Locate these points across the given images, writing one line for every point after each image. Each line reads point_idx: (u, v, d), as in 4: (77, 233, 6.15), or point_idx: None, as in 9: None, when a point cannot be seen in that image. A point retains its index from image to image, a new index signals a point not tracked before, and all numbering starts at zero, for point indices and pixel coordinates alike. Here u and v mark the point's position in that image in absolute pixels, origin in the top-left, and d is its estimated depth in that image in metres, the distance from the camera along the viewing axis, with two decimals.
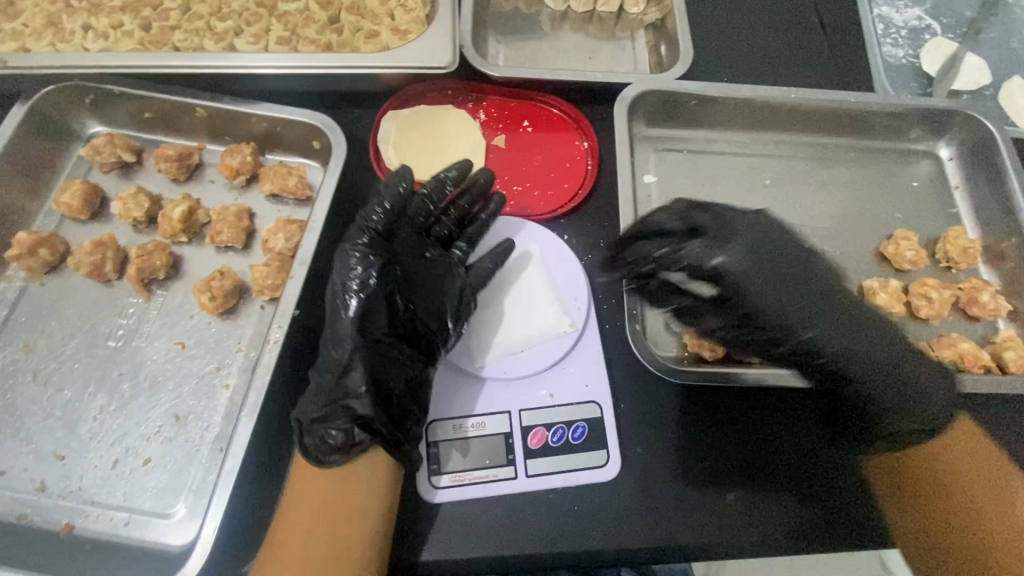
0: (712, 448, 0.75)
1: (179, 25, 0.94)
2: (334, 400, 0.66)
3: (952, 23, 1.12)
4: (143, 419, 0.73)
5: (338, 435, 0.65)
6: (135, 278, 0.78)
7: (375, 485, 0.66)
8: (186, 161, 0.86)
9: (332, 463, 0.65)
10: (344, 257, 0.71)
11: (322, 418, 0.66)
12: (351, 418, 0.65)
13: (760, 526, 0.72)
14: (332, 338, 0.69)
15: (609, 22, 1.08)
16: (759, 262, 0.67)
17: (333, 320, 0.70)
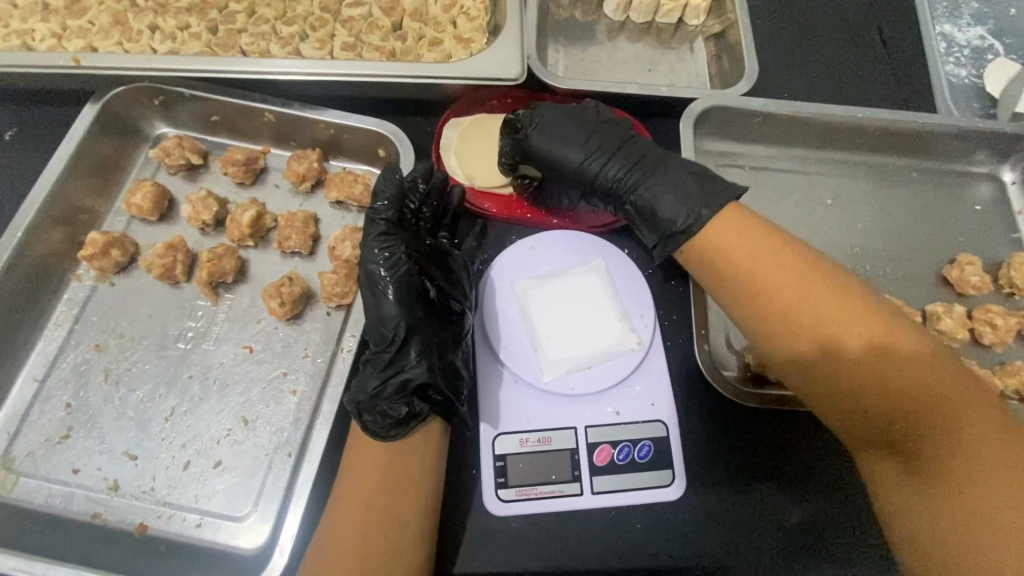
0: (776, 470, 0.75)
1: (245, 29, 0.95)
2: (384, 378, 0.70)
3: (1015, 42, 1.10)
4: (213, 422, 0.74)
5: (397, 407, 0.67)
6: (205, 281, 0.79)
7: (429, 479, 0.67)
8: (253, 165, 0.87)
9: (396, 436, 0.67)
10: (367, 248, 0.74)
11: (374, 394, 0.68)
12: (410, 392, 0.68)
13: (818, 552, 0.72)
14: (375, 318, 0.73)
15: (668, 34, 1.07)
16: (639, 169, 0.77)
17: (377, 303, 0.73)
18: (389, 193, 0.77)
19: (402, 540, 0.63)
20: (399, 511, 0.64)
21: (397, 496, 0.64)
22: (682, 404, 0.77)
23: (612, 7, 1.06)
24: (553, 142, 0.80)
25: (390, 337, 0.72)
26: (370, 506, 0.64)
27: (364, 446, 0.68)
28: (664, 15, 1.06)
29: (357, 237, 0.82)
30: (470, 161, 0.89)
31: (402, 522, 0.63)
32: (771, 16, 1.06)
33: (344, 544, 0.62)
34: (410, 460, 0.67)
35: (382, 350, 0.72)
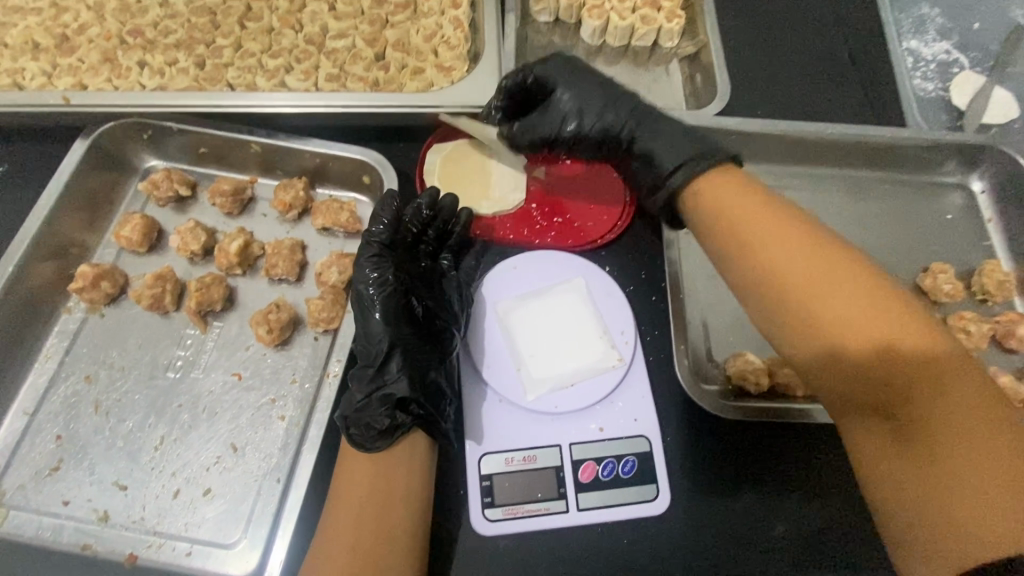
0: (764, 480, 0.76)
1: (232, 63, 0.98)
2: (371, 390, 0.71)
3: (979, 56, 1.14)
4: (202, 449, 0.75)
5: (382, 418, 0.69)
6: (194, 310, 0.80)
7: (415, 491, 0.68)
8: (240, 196, 0.89)
9: (379, 447, 0.68)
10: (362, 269, 0.79)
11: (361, 404, 0.70)
12: (394, 405, 0.70)
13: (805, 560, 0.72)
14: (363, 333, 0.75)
15: (644, 57, 1.11)
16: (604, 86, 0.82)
17: (366, 321, 0.76)
18: (387, 218, 0.81)
19: (391, 553, 0.64)
20: (387, 525, 0.65)
21: (384, 510, 0.65)
22: (666, 418, 0.78)
23: (589, 32, 1.09)
24: (553, 109, 0.82)
25: (377, 351, 0.74)
26: (358, 522, 0.65)
27: (351, 463, 0.69)
28: (639, 38, 1.09)
29: (343, 263, 0.83)
30: (454, 187, 0.92)
31: (389, 535, 0.64)
32: (743, 37, 1.09)
33: (334, 562, 0.63)
34: (396, 474, 0.68)
35: (369, 363, 0.74)
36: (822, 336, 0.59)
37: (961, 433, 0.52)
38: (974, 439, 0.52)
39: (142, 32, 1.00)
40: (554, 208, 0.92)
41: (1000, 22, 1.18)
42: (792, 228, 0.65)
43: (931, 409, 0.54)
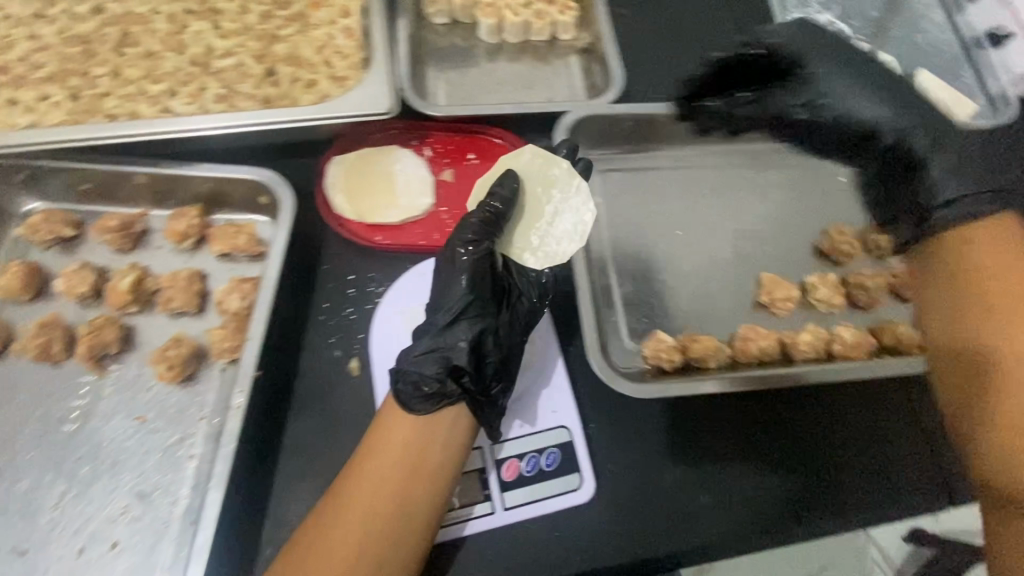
0: (710, 450, 0.78)
1: (111, 92, 0.93)
2: (449, 347, 0.71)
3: (859, 24, 1.20)
4: (106, 501, 0.71)
5: (433, 382, 0.68)
6: (86, 355, 0.76)
7: (448, 467, 0.67)
8: (130, 230, 0.85)
9: (422, 409, 0.68)
10: (457, 239, 0.75)
11: (421, 362, 0.70)
12: (443, 372, 0.69)
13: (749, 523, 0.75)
14: (447, 289, 0.74)
15: (543, 50, 1.11)
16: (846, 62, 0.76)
17: (450, 282, 0.74)
18: (490, 210, 0.76)
19: (407, 526, 0.64)
20: (409, 498, 0.65)
21: (410, 483, 0.65)
22: (586, 407, 0.79)
23: (485, 31, 1.09)
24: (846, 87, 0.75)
25: (486, 315, 0.74)
26: (380, 488, 0.65)
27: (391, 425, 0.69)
28: (536, 33, 1.09)
29: (243, 289, 0.80)
30: (359, 198, 0.90)
31: (409, 509, 0.65)
32: (637, 25, 1.12)
33: (345, 525, 0.64)
34: (435, 445, 0.67)
35: (484, 324, 0.73)
36: (975, 337, 0.55)
37: None
38: None
39: (10, 68, 0.94)
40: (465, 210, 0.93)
41: None
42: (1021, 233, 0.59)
43: None
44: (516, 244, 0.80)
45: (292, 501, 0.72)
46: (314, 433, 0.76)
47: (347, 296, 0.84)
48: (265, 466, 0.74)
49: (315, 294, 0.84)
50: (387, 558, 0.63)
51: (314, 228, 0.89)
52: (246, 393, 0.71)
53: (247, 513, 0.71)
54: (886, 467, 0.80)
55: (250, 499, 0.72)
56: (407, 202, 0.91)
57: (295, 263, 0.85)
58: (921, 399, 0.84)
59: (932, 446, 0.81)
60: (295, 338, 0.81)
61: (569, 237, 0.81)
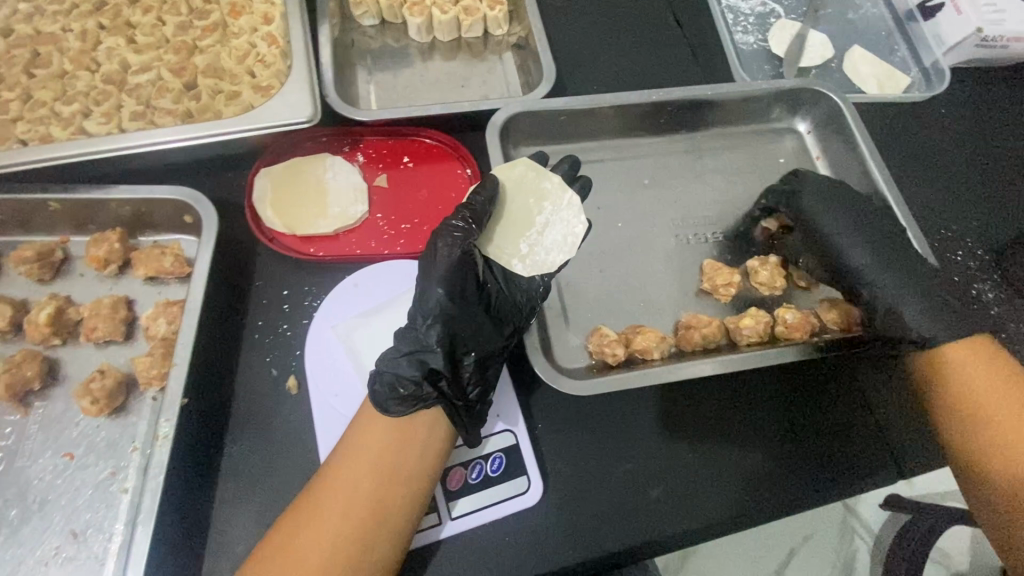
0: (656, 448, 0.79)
1: (21, 116, 0.89)
2: (426, 348, 0.69)
3: (793, 3, 1.20)
4: (37, 544, 0.69)
5: (408, 385, 0.68)
6: (6, 395, 0.73)
7: (426, 467, 0.68)
8: (48, 260, 0.82)
9: (397, 411, 0.68)
10: (440, 236, 0.73)
11: (396, 363, 0.68)
12: (418, 376, 0.68)
13: (703, 516, 0.75)
14: (427, 292, 0.71)
15: (476, 46, 1.09)
16: (833, 205, 0.86)
17: (427, 285, 0.72)
18: (468, 212, 0.75)
19: (385, 525, 0.64)
20: (387, 496, 0.65)
21: (387, 482, 0.66)
22: (530, 407, 0.79)
23: (415, 30, 1.06)
24: (841, 230, 0.84)
25: (464, 319, 0.71)
26: (357, 488, 0.66)
27: (369, 426, 0.70)
28: (467, 30, 1.08)
29: (170, 312, 0.78)
30: (289, 211, 0.87)
31: (387, 507, 0.65)
32: (569, 16, 1.10)
33: (319, 526, 0.64)
34: (411, 445, 0.68)
35: (461, 328, 0.71)
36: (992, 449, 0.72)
37: None
38: None
39: None
40: (401, 215, 0.91)
41: None
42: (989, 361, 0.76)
43: None
44: (501, 249, 0.80)
45: (232, 528, 0.70)
46: (252, 456, 0.74)
47: (282, 312, 0.82)
48: (203, 494, 0.72)
49: (248, 312, 0.82)
50: (361, 559, 0.63)
51: (244, 244, 0.86)
52: (172, 421, 0.68)
53: (185, 544, 0.69)
54: (850, 443, 0.81)
55: (188, 529, 0.70)
56: (339, 210, 0.89)
57: (226, 283, 0.83)
58: (863, 375, 0.85)
59: (876, 420, 0.83)
60: (228, 360, 0.79)
61: (558, 248, 0.80)
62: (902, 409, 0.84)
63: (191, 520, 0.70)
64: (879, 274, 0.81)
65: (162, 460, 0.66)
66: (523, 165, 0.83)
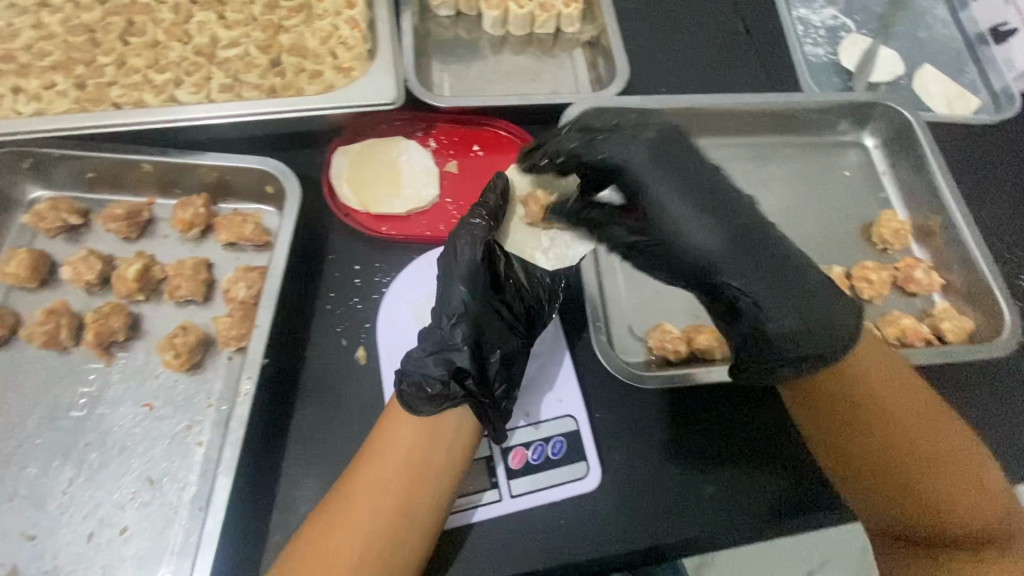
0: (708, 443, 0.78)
1: (116, 81, 0.93)
2: (451, 344, 0.71)
3: (864, 19, 1.20)
4: (115, 487, 0.72)
5: (436, 385, 0.68)
6: (93, 343, 0.76)
7: (454, 466, 0.67)
8: (136, 219, 0.85)
9: (425, 411, 0.68)
10: (457, 239, 0.76)
11: (422, 362, 0.69)
12: (445, 376, 0.69)
13: (747, 516, 0.75)
14: (450, 288, 0.74)
15: (548, 42, 1.11)
16: (897, 145, 1.01)
17: (448, 287, 0.74)
18: (485, 212, 0.79)
19: (413, 524, 0.64)
20: (416, 494, 0.64)
21: (416, 480, 0.65)
22: (590, 395, 0.80)
23: (490, 23, 1.09)
24: (910, 171, 1.00)
25: (487, 313, 0.74)
26: (386, 486, 0.65)
27: (395, 424, 0.69)
28: (541, 26, 1.10)
29: (250, 277, 0.81)
30: (364, 189, 0.90)
31: (416, 506, 0.64)
32: (642, 18, 1.12)
33: (349, 523, 0.63)
34: (439, 443, 0.67)
35: (484, 322, 0.74)
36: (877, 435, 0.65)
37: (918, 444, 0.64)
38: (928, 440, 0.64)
39: (14, 57, 0.94)
40: (470, 202, 0.93)
41: None
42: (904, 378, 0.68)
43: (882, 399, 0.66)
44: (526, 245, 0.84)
45: (299, 488, 0.73)
46: (319, 421, 0.76)
47: (354, 286, 0.85)
48: (273, 454, 0.74)
49: (321, 283, 0.84)
50: (394, 556, 0.62)
51: (320, 217, 0.89)
52: (254, 379, 0.73)
53: (255, 500, 0.72)
54: None
55: (259, 485, 0.72)
56: (412, 192, 0.91)
57: (301, 254, 0.86)
58: (923, 392, 0.84)
59: None
60: (300, 327, 0.81)
61: (579, 241, 0.84)
62: (964, 429, 0.82)
63: (262, 477, 0.73)
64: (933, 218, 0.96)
65: (242, 415, 0.71)
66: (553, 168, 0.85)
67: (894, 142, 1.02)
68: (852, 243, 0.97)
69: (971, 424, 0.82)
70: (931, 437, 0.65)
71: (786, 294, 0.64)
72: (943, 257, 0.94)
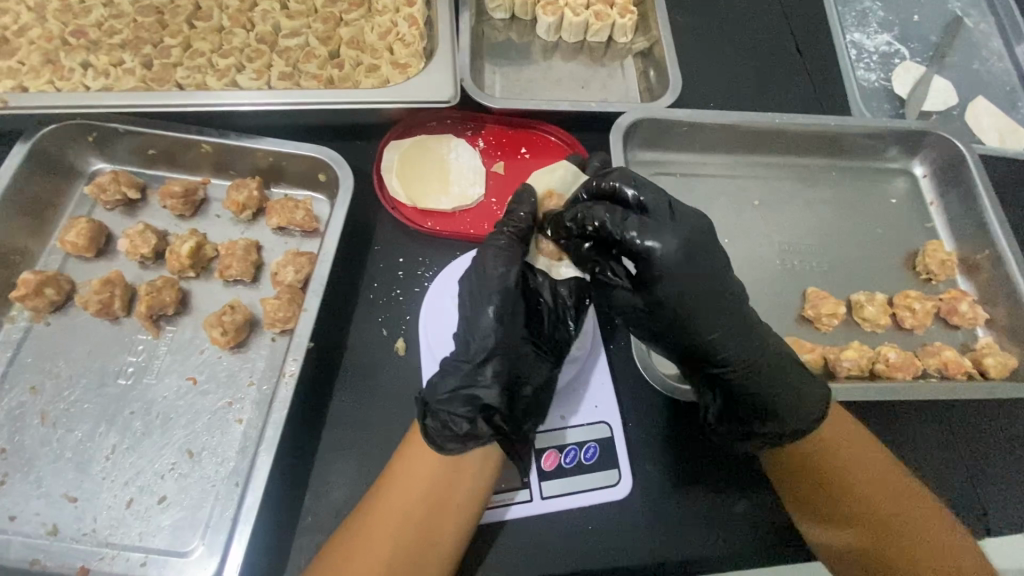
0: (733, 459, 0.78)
1: (181, 63, 0.96)
2: (478, 380, 0.67)
3: (919, 47, 1.19)
4: (156, 456, 0.73)
5: (464, 425, 0.65)
6: (144, 315, 0.78)
7: (475, 501, 0.66)
8: (192, 197, 0.87)
9: (451, 449, 0.65)
10: (482, 263, 0.73)
11: (448, 400, 0.66)
12: (473, 414, 0.65)
13: (772, 536, 0.74)
14: (474, 318, 0.70)
15: (599, 51, 1.12)
16: (945, 174, 1.00)
17: (476, 315, 0.70)
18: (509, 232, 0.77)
19: (436, 546, 0.63)
20: (436, 530, 0.64)
21: (437, 515, 0.64)
22: (625, 404, 0.80)
23: (544, 28, 1.10)
24: (953, 203, 0.99)
25: (516, 342, 0.70)
26: (405, 520, 0.64)
27: (415, 457, 0.68)
28: (594, 34, 1.10)
29: (299, 262, 0.83)
30: (412, 184, 0.91)
31: (436, 542, 0.63)
32: (694, 33, 1.12)
33: (366, 554, 0.63)
34: (461, 479, 0.67)
35: (514, 352, 0.70)
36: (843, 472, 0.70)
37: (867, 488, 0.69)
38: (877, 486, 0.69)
39: (85, 33, 0.97)
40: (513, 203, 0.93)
41: (939, 14, 1.23)
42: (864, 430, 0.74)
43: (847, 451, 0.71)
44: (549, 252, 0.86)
45: (332, 472, 0.74)
46: (356, 408, 0.77)
47: (397, 278, 0.86)
48: (311, 436, 0.75)
49: (365, 274, 0.86)
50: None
51: (368, 208, 0.91)
52: (299, 361, 0.74)
53: (291, 480, 0.73)
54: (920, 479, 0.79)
55: (295, 466, 0.74)
56: (459, 190, 0.92)
57: (348, 243, 0.88)
58: (958, 427, 0.83)
59: (971, 475, 0.81)
60: (343, 314, 0.83)
61: None
62: (998, 467, 0.81)
63: (299, 459, 0.74)
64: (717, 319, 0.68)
65: (286, 396, 0.72)
66: (561, 169, 0.90)
67: (940, 169, 1.01)
68: (896, 271, 0.95)
69: (1002, 462, 0.82)
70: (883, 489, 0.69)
71: (762, 380, 0.69)
72: (989, 292, 0.93)
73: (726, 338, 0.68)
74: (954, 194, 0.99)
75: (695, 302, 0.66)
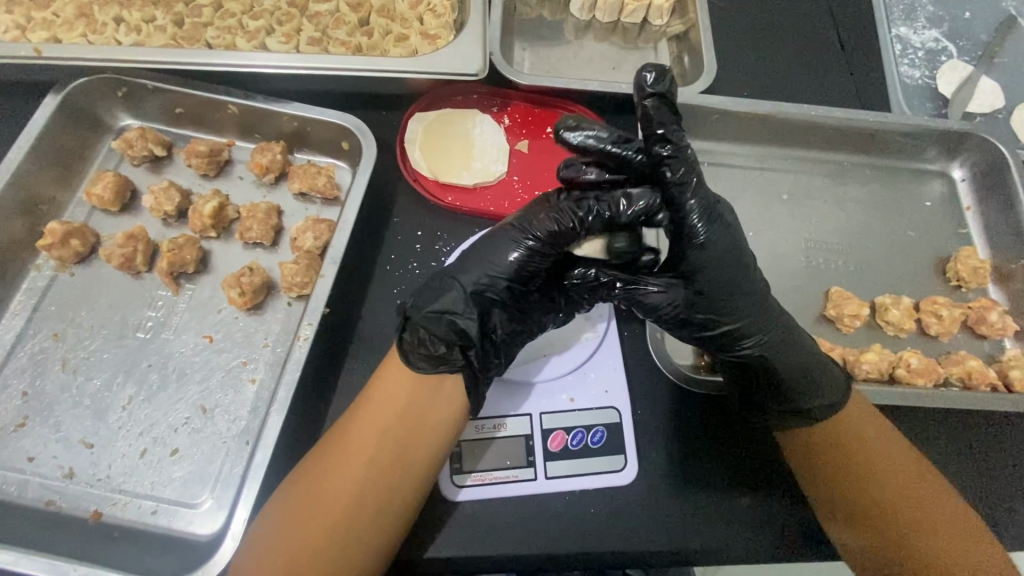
0: (732, 448, 0.77)
1: (211, 23, 0.96)
2: (485, 295, 0.66)
3: (968, 45, 1.14)
4: (170, 410, 0.75)
5: (436, 338, 0.63)
6: (165, 271, 0.79)
7: (449, 432, 0.66)
8: (217, 157, 0.88)
9: (419, 367, 0.65)
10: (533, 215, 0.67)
11: (451, 288, 0.66)
12: (451, 333, 0.64)
13: (766, 527, 0.73)
14: (508, 242, 0.66)
15: (633, 32, 1.09)
16: (985, 178, 0.97)
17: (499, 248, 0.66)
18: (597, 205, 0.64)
19: (394, 500, 0.63)
20: (408, 458, 0.64)
21: (413, 448, 0.64)
22: (635, 390, 0.79)
23: (578, 6, 1.07)
24: (990, 208, 0.96)
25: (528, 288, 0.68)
26: (371, 475, 0.63)
27: (381, 405, 0.66)
28: (628, 14, 1.08)
29: (318, 228, 0.83)
30: (434, 157, 0.90)
31: (409, 460, 0.64)
32: (733, 19, 1.09)
33: (338, 490, 0.63)
34: (435, 411, 0.66)
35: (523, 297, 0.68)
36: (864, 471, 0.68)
37: (879, 473, 0.68)
38: (886, 473, 0.68)
39: None
40: (535, 182, 0.92)
41: (992, 11, 1.17)
42: (873, 426, 0.70)
43: (859, 448, 0.69)
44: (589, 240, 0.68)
45: None
46: (367, 376, 0.78)
47: (414, 251, 0.86)
48: (320, 401, 0.76)
49: (384, 244, 0.86)
50: (382, 537, 0.62)
51: (390, 180, 0.90)
52: (313, 326, 0.75)
53: (300, 442, 0.74)
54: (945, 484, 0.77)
55: (305, 427, 0.75)
56: (480, 166, 0.91)
57: (368, 213, 0.88)
58: (981, 438, 0.80)
59: (991, 487, 0.78)
60: (360, 284, 0.83)
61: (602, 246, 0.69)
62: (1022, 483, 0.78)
63: (309, 423, 0.75)
64: (763, 320, 0.68)
65: (300, 358, 0.73)
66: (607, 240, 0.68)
67: (981, 170, 0.97)
68: (925, 275, 0.93)
69: None
70: (895, 481, 0.67)
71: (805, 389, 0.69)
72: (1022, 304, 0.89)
73: (781, 338, 0.69)
74: (994, 200, 0.95)
75: (749, 291, 0.67)
